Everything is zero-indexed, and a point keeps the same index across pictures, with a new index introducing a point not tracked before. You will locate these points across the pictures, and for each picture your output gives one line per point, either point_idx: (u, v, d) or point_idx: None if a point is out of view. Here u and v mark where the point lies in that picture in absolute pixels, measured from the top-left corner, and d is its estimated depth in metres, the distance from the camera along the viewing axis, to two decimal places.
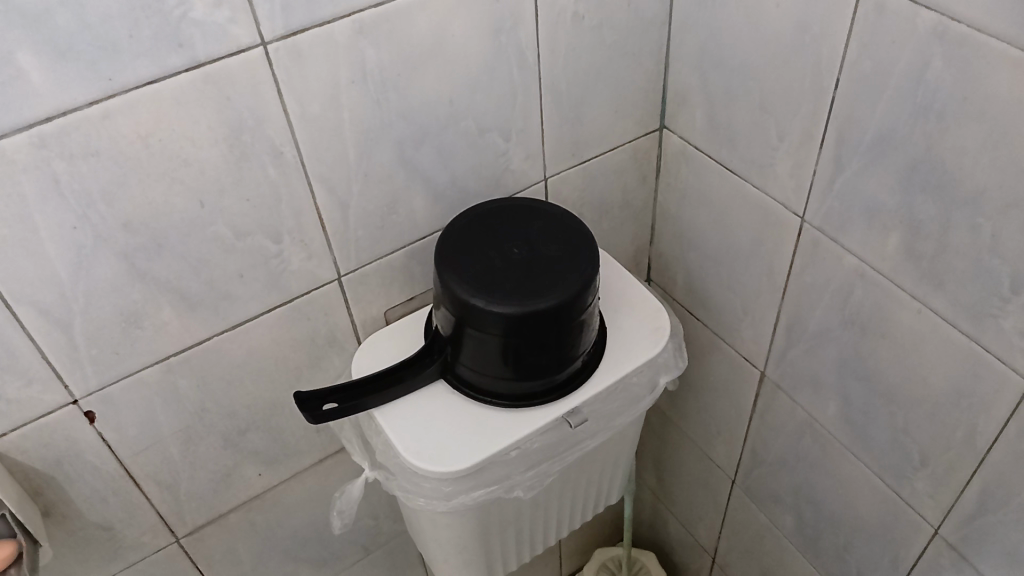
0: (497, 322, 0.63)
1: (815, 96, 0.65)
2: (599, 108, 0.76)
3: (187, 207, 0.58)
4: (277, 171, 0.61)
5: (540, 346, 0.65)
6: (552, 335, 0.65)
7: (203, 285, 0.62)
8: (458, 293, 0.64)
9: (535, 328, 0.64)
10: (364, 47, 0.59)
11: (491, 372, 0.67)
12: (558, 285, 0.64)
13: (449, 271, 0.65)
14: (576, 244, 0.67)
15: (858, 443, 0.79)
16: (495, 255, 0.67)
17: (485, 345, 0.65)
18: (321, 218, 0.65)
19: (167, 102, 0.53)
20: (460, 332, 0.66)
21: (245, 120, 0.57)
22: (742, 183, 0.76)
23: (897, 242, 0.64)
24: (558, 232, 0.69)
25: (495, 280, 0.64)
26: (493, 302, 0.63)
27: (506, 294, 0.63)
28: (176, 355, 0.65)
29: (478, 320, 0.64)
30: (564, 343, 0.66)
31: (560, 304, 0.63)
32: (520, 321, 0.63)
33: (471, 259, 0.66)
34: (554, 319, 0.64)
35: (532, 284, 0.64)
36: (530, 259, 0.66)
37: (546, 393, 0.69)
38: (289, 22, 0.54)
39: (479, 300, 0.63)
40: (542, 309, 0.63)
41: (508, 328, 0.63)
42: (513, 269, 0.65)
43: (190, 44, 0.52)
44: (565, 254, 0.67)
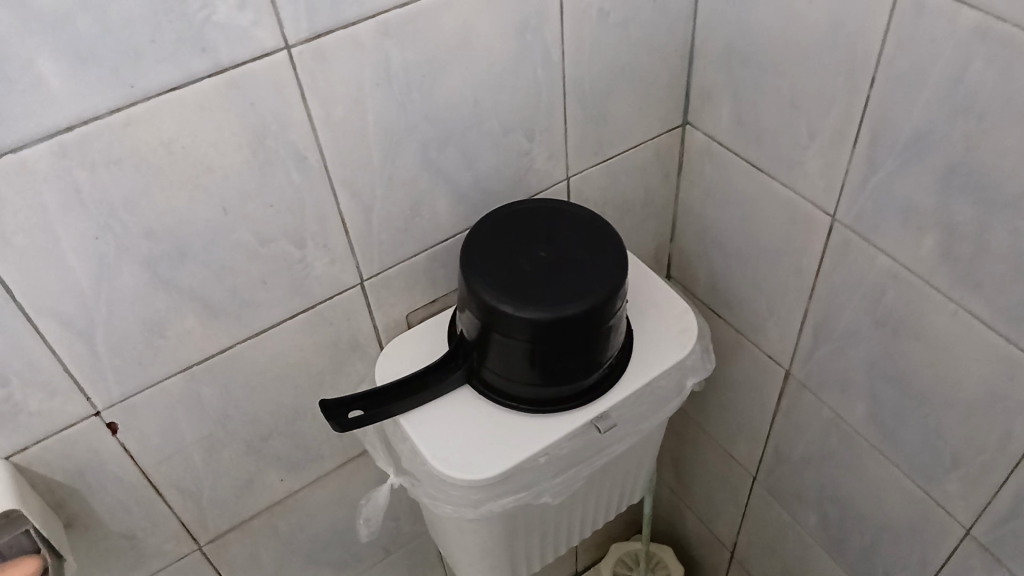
0: (526, 328, 0.62)
1: (848, 94, 0.63)
2: (623, 106, 0.75)
3: (211, 214, 0.57)
4: (300, 176, 0.59)
5: (568, 352, 0.64)
6: (581, 340, 0.64)
7: (227, 292, 0.61)
8: (486, 298, 0.63)
9: (564, 334, 0.62)
10: (389, 48, 0.57)
11: (519, 378, 0.66)
12: (587, 289, 0.63)
13: (476, 276, 0.64)
14: (604, 246, 0.66)
15: (887, 443, 0.78)
16: (523, 258, 0.65)
17: (512, 350, 0.64)
18: (344, 222, 0.64)
19: (189, 107, 0.52)
20: (487, 338, 0.65)
21: (269, 124, 0.56)
22: (770, 181, 0.75)
23: (933, 243, 0.63)
24: (585, 234, 0.67)
25: (523, 285, 0.63)
26: (522, 308, 0.62)
27: (535, 300, 0.62)
28: (199, 364, 0.64)
29: (505, 325, 0.63)
30: (593, 348, 0.65)
31: (590, 310, 0.62)
32: (550, 327, 0.62)
33: (498, 263, 0.65)
34: (583, 324, 0.63)
35: (560, 288, 0.63)
36: (558, 262, 0.65)
37: (575, 397, 0.68)
38: (314, 24, 0.53)
39: (509, 306, 0.62)
40: (572, 314, 0.61)
41: (537, 334, 0.62)
42: (542, 273, 0.64)
43: (213, 48, 0.50)
44: (593, 257, 0.65)
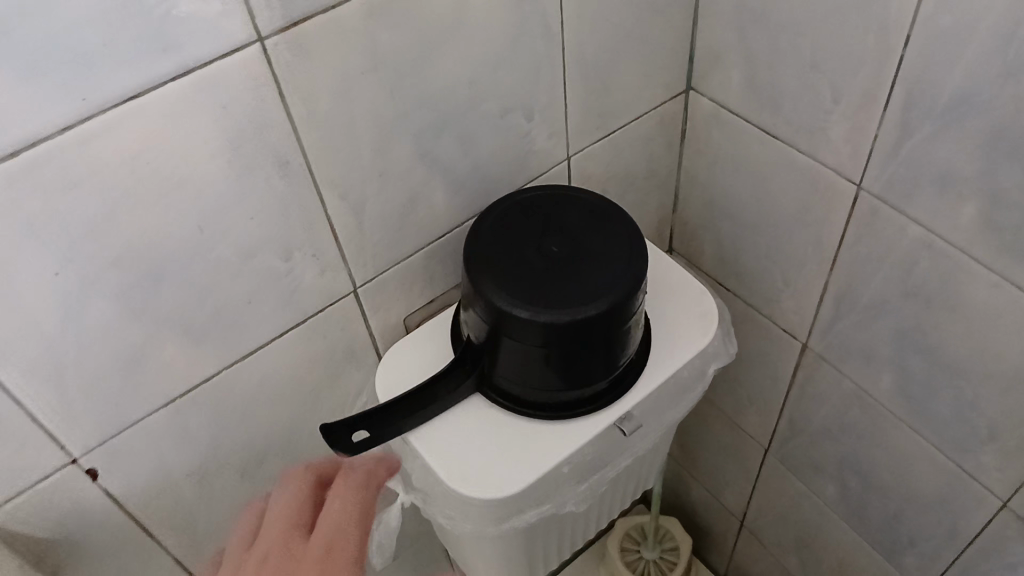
0: (544, 333, 0.57)
1: (878, 53, 0.58)
2: (625, 75, 0.69)
3: (185, 234, 0.50)
4: (283, 181, 0.53)
5: (590, 352, 0.59)
6: (603, 340, 0.59)
7: (209, 316, 0.55)
8: (498, 303, 0.57)
9: (586, 336, 0.57)
10: (376, 31, 0.50)
11: (537, 382, 0.61)
12: (607, 285, 0.57)
13: (484, 278, 0.58)
14: (620, 233, 0.61)
15: (915, 415, 0.74)
16: (533, 254, 0.60)
17: (528, 355, 0.59)
18: (334, 227, 0.58)
19: (154, 117, 0.45)
20: (500, 343, 0.59)
21: (245, 128, 0.49)
22: (786, 147, 0.70)
23: (973, 212, 0.58)
24: (598, 221, 0.62)
25: (537, 285, 0.58)
26: (539, 312, 0.56)
27: (551, 302, 0.56)
28: (183, 396, 0.57)
29: (521, 330, 0.57)
30: (615, 346, 0.60)
31: (612, 308, 0.57)
32: (570, 330, 0.56)
33: (507, 261, 0.59)
34: (606, 324, 0.57)
35: (579, 286, 0.57)
36: (572, 256, 0.59)
37: (596, 397, 0.63)
38: (289, 10, 0.46)
39: (524, 310, 0.56)
40: (593, 315, 0.56)
41: (556, 339, 0.57)
42: (556, 269, 0.59)
43: (177, 47, 0.43)
44: (609, 247, 0.60)
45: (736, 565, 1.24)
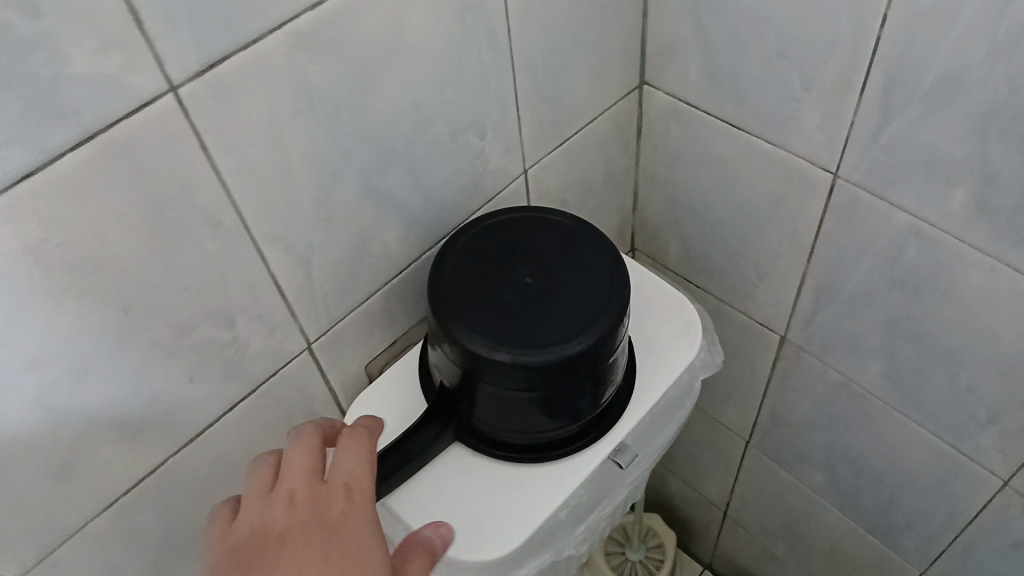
0: (530, 377, 0.51)
1: (851, 37, 0.54)
2: (576, 77, 0.64)
3: (109, 319, 0.43)
4: (216, 244, 0.46)
5: (577, 390, 0.54)
6: (591, 375, 0.53)
7: (147, 403, 0.48)
8: (474, 348, 0.51)
9: (574, 374, 0.52)
10: (306, 63, 0.44)
11: (521, 426, 0.56)
12: (592, 316, 0.52)
13: (455, 321, 0.52)
14: (596, 258, 0.56)
15: (907, 401, 0.72)
16: (504, 289, 0.54)
17: (513, 401, 0.54)
18: (279, 283, 0.51)
19: (57, 194, 0.37)
20: (479, 391, 0.54)
21: (167, 191, 0.42)
22: (752, 139, 0.66)
23: (965, 195, 0.55)
24: (569, 247, 0.57)
25: (514, 323, 0.52)
26: (522, 354, 0.51)
27: (534, 340, 0.51)
28: (128, 493, 0.50)
29: (504, 377, 0.52)
30: (602, 378, 0.55)
31: (600, 341, 0.52)
32: (558, 370, 0.51)
33: (478, 300, 0.54)
34: (594, 358, 0.52)
35: (561, 321, 0.52)
36: (548, 287, 0.54)
37: (585, 433, 0.58)
38: (205, 52, 0.39)
39: (505, 353, 0.51)
40: (581, 351, 0.51)
41: (543, 381, 0.51)
42: (533, 304, 0.53)
43: (74, 111, 0.36)
44: (586, 274, 0.55)
45: (722, 554, 1.22)
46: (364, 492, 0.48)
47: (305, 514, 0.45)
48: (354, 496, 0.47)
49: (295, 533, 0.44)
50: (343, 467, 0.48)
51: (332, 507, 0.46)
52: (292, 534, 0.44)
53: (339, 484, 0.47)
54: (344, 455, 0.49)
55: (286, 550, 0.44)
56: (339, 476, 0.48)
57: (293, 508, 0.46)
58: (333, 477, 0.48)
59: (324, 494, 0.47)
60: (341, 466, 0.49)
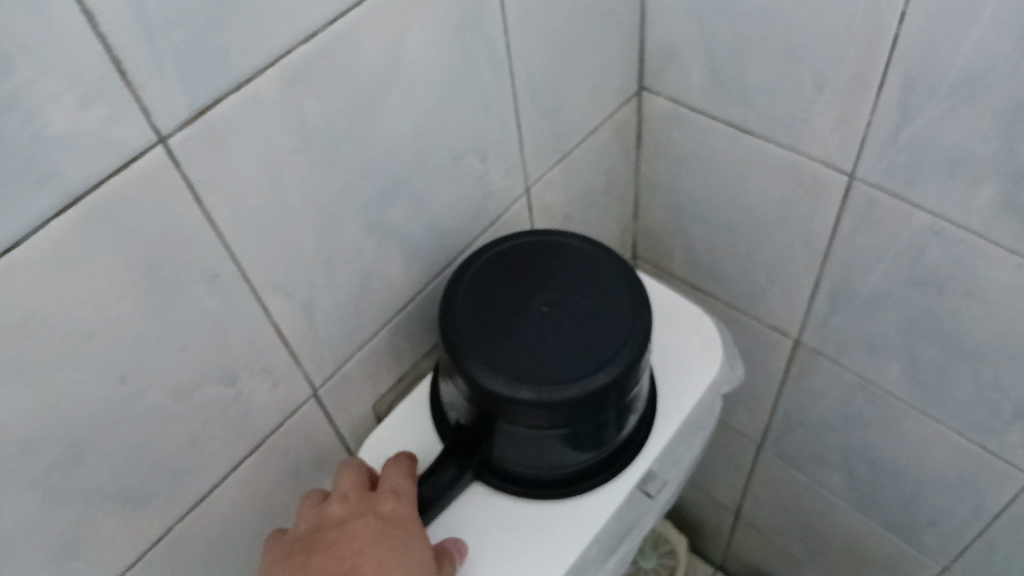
0: (556, 414, 0.48)
1: (867, 35, 0.51)
2: (576, 89, 0.61)
3: (105, 389, 0.40)
4: (215, 299, 0.43)
5: (604, 424, 0.51)
6: (618, 408, 0.51)
7: (150, 471, 0.44)
8: (495, 387, 0.48)
9: (601, 408, 0.49)
10: (302, 99, 0.41)
11: (544, 464, 0.53)
12: (616, 345, 0.50)
13: (472, 359, 0.49)
14: (613, 284, 0.54)
15: (929, 401, 0.70)
16: (520, 321, 0.52)
17: (536, 440, 0.51)
18: (282, 332, 0.48)
19: (42, 264, 0.34)
20: (500, 431, 0.51)
21: (161, 249, 0.38)
22: (761, 143, 0.63)
23: (991, 194, 0.53)
24: (584, 274, 0.55)
25: (535, 358, 0.49)
26: (547, 390, 0.48)
27: (558, 375, 0.48)
28: (135, 565, 0.47)
29: (527, 416, 0.49)
30: (627, 408, 0.52)
31: (628, 371, 0.49)
32: (585, 406, 0.48)
33: (494, 335, 0.51)
34: (621, 390, 0.49)
35: (584, 352, 0.49)
36: (567, 317, 0.52)
37: (611, 466, 0.55)
38: (193, 97, 0.36)
39: (529, 391, 0.48)
40: (608, 384, 0.48)
41: (570, 418, 0.49)
42: (552, 336, 0.51)
43: (55, 174, 0.33)
44: (604, 301, 0.53)
45: (734, 555, 1.20)
46: (411, 494, 0.51)
47: (360, 509, 0.50)
48: (402, 497, 0.51)
49: (352, 521, 0.49)
50: (390, 472, 0.52)
51: (382, 503, 0.50)
52: (349, 527, 0.49)
53: (387, 487, 0.51)
54: (391, 463, 0.53)
55: (344, 537, 0.48)
56: (387, 481, 0.52)
57: (347, 505, 0.50)
58: (381, 483, 0.52)
59: (375, 495, 0.51)
60: (387, 472, 0.53)
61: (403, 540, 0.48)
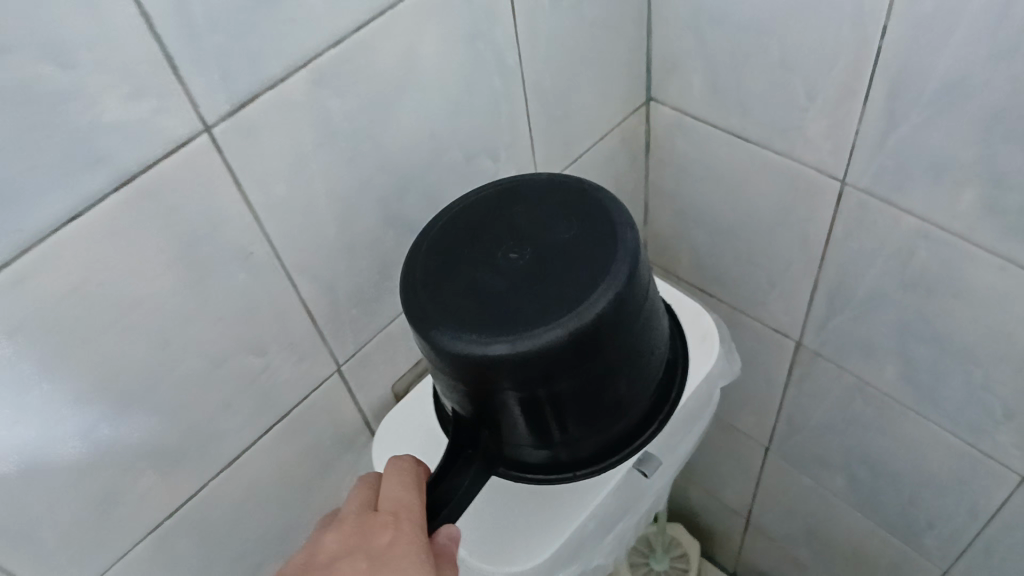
0: (542, 362, 0.43)
1: (853, 47, 0.55)
2: (583, 96, 0.65)
3: (149, 352, 0.44)
4: (248, 275, 0.47)
5: (605, 373, 0.46)
6: (618, 351, 0.46)
7: (185, 432, 0.49)
8: (466, 347, 0.43)
9: (596, 346, 0.44)
10: (328, 98, 0.46)
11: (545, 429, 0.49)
12: (596, 277, 0.45)
13: (437, 323, 0.45)
14: (591, 212, 0.48)
15: (924, 401, 0.73)
16: (491, 274, 0.47)
17: (532, 400, 0.46)
18: (308, 311, 0.53)
19: (99, 235, 0.39)
20: (486, 398, 0.46)
21: (201, 227, 0.43)
22: (760, 150, 0.67)
23: (972, 197, 0.56)
24: (551, 208, 0.50)
25: (507, 309, 0.44)
26: (526, 337, 0.43)
27: (534, 321, 0.43)
28: (169, 520, 0.52)
29: (513, 372, 0.44)
30: (633, 348, 0.47)
31: (615, 302, 0.44)
32: (573, 350, 0.43)
33: (465, 296, 0.46)
34: (613, 322, 0.44)
35: (563, 289, 0.44)
36: (541, 259, 0.47)
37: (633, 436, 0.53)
38: (233, 92, 0.41)
39: (504, 344, 0.43)
40: (594, 320, 0.43)
41: (560, 363, 0.44)
42: (527, 281, 0.46)
43: (113, 155, 0.38)
44: (581, 234, 0.47)
45: (745, 562, 1.22)
46: (412, 516, 0.45)
47: (353, 542, 0.46)
48: (400, 524, 0.45)
49: (342, 559, 0.45)
50: (390, 491, 0.47)
51: (379, 534, 0.45)
52: (338, 565, 0.45)
53: (386, 511, 0.46)
54: (390, 479, 0.48)
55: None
56: (389, 504, 0.47)
57: (342, 536, 0.46)
58: (381, 505, 0.47)
59: (373, 523, 0.46)
60: (388, 491, 0.47)
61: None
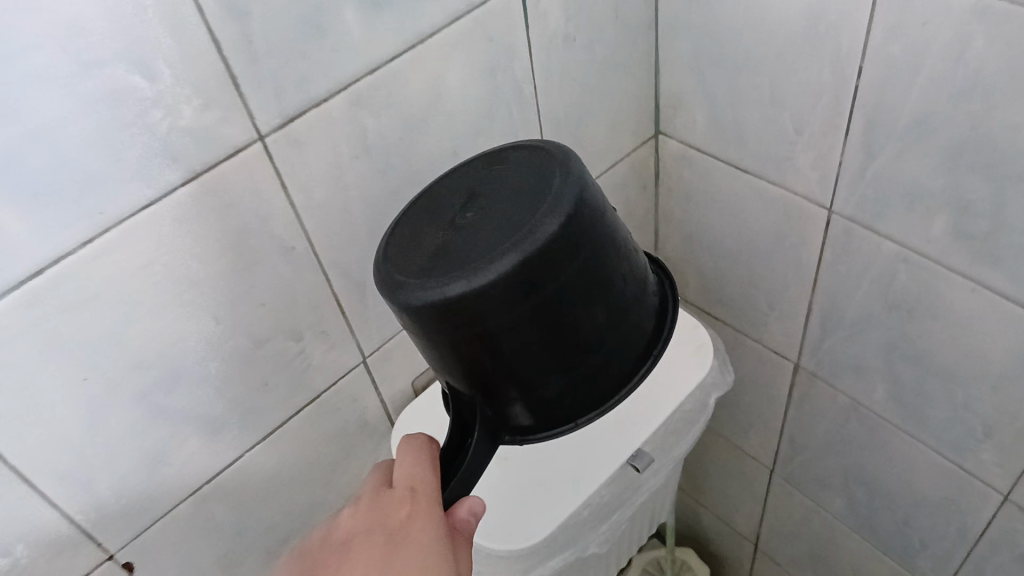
0: (505, 294, 0.41)
1: (833, 87, 0.61)
2: (595, 127, 0.72)
3: (201, 328, 0.52)
4: (290, 268, 0.55)
5: (579, 301, 0.42)
6: (588, 276, 0.42)
7: (227, 404, 0.56)
8: (424, 297, 0.42)
9: (565, 269, 0.41)
10: (364, 117, 0.53)
11: (530, 380, 0.45)
12: (544, 204, 0.43)
13: (396, 289, 0.43)
14: (540, 156, 0.47)
15: (911, 421, 0.77)
16: (450, 234, 0.45)
17: (511, 347, 0.42)
18: (340, 305, 0.60)
19: (167, 223, 0.47)
20: (460, 356, 0.44)
21: (251, 223, 0.51)
22: (756, 180, 0.73)
23: (943, 224, 0.61)
24: (508, 165, 0.48)
25: (459, 255, 0.43)
26: (483, 271, 0.41)
27: (484, 257, 0.41)
28: (209, 484, 0.59)
29: (479, 313, 0.41)
30: (612, 276, 0.44)
31: (565, 221, 0.42)
32: (531, 276, 0.40)
33: (425, 259, 0.44)
34: (573, 240, 0.42)
35: (516, 222, 0.42)
36: (495, 207, 0.45)
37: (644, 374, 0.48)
38: (284, 109, 0.49)
39: (460, 284, 0.41)
40: (545, 240, 0.41)
41: (527, 293, 0.41)
42: (482, 228, 0.44)
43: (183, 155, 0.46)
44: (531, 176, 0.46)
45: None
46: (428, 491, 0.48)
47: (368, 520, 0.48)
48: (418, 498, 0.48)
49: (358, 536, 0.47)
50: (404, 469, 0.49)
51: (398, 510, 0.47)
52: (355, 541, 0.47)
53: (402, 487, 0.48)
54: (404, 458, 0.50)
55: (350, 552, 0.47)
56: (404, 480, 0.49)
57: (355, 515, 0.49)
58: (396, 483, 0.49)
59: (390, 499, 0.48)
60: (402, 468, 0.50)
61: (416, 556, 0.46)
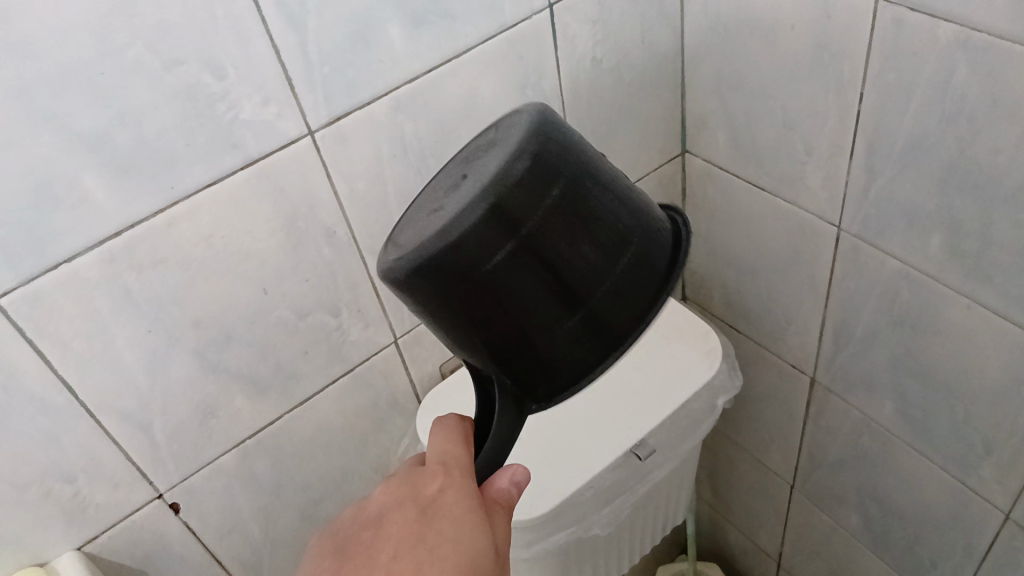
0: (481, 241, 0.45)
1: (838, 111, 0.66)
2: (622, 142, 0.78)
3: (251, 296, 0.59)
4: (331, 250, 0.62)
5: (558, 241, 0.46)
6: (565, 215, 0.46)
7: (271, 367, 0.64)
8: (411, 266, 0.46)
9: (533, 210, 0.45)
10: (403, 120, 0.61)
11: (539, 330, 0.48)
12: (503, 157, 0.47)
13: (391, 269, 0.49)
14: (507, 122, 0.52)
15: (918, 437, 0.80)
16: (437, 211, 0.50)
17: (505, 295, 0.46)
18: (375, 288, 0.67)
19: (227, 201, 0.55)
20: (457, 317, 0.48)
21: (299, 207, 0.59)
22: (772, 198, 0.78)
23: (939, 242, 0.65)
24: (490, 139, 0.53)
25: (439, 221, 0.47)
26: (456, 226, 0.45)
27: (457, 215, 0.46)
28: (251, 439, 0.66)
29: (463, 266, 0.45)
30: (591, 212, 0.47)
31: (528, 163, 0.45)
32: (502, 219, 0.45)
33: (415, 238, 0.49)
34: (535, 180, 0.45)
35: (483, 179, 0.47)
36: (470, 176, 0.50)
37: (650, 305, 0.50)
38: (332, 109, 0.56)
39: (438, 243, 0.45)
40: (506, 184, 0.45)
41: (500, 235, 0.45)
42: (459, 195, 0.49)
43: (243, 144, 0.53)
44: (500, 139, 0.50)
45: None
46: (459, 464, 0.52)
47: (401, 494, 0.51)
48: (450, 472, 0.51)
49: (391, 510, 0.50)
50: (437, 447, 0.53)
51: (430, 483, 0.51)
52: (387, 516, 0.50)
53: (435, 463, 0.52)
54: (436, 437, 0.54)
55: (385, 526, 0.50)
56: (436, 457, 0.52)
57: (389, 491, 0.52)
58: (429, 460, 0.52)
59: (423, 475, 0.52)
60: (436, 446, 0.53)
61: (446, 529, 0.48)
